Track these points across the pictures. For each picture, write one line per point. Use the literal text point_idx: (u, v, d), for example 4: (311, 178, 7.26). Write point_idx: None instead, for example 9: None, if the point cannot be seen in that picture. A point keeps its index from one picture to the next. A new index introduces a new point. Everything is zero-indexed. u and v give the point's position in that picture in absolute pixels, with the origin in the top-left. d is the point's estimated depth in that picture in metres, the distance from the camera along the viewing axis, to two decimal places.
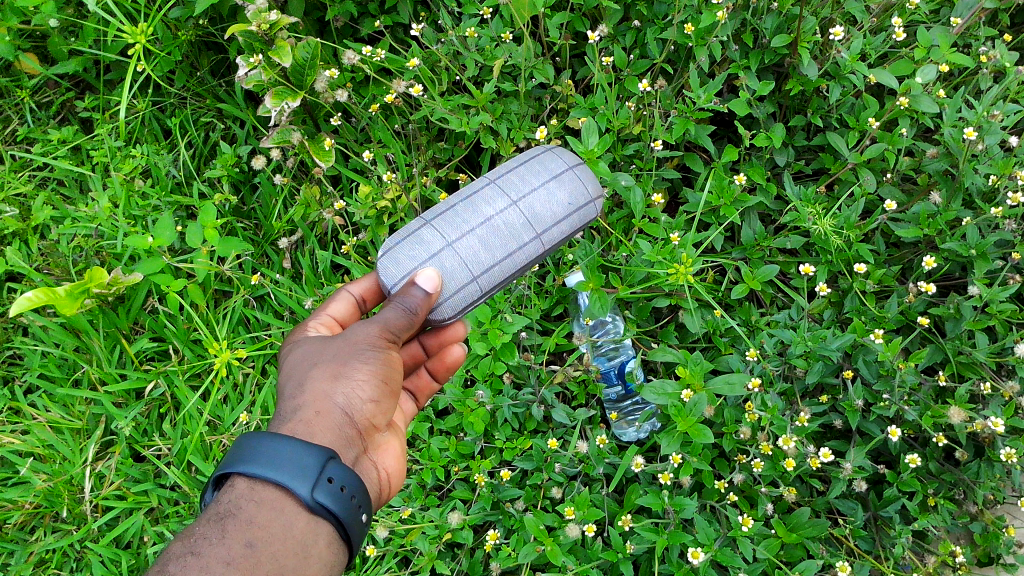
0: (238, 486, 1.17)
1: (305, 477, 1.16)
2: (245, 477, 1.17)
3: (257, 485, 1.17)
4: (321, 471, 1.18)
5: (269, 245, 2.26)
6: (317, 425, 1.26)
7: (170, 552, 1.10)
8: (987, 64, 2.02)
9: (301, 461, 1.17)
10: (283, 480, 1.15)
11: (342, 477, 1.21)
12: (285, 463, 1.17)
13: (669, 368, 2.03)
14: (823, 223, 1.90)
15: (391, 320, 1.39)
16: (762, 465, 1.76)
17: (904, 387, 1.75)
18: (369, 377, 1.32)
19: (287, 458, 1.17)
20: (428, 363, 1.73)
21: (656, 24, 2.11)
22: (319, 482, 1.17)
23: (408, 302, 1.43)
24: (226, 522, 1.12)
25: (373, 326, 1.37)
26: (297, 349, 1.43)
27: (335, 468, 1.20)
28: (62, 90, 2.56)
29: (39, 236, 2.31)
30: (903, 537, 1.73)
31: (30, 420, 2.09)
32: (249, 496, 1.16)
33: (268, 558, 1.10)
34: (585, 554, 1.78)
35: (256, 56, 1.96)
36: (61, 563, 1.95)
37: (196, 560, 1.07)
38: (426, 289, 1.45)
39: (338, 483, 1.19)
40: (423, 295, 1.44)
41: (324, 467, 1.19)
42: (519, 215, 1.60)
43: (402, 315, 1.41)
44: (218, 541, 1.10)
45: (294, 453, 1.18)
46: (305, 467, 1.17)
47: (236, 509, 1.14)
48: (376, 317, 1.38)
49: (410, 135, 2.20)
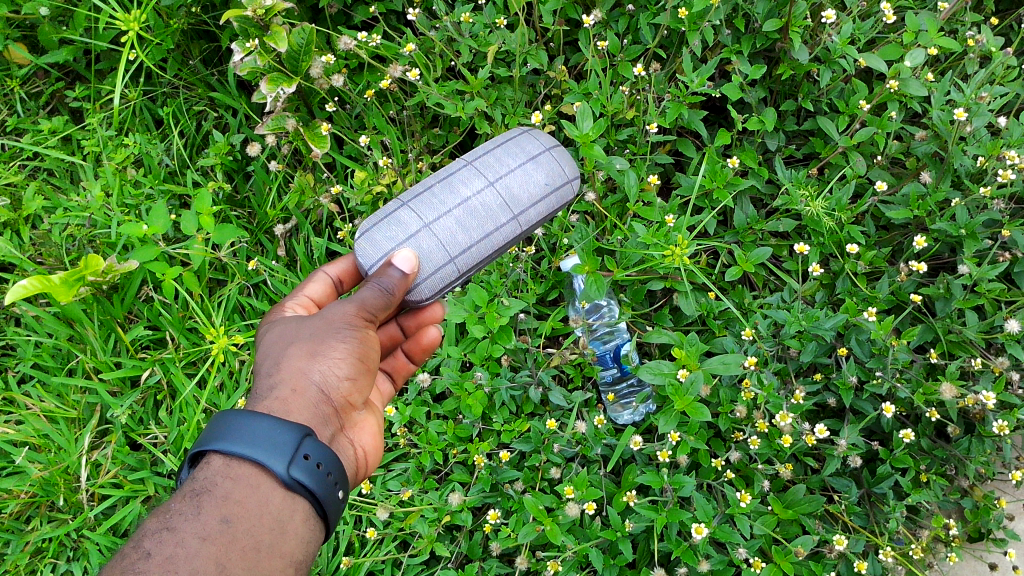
0: (214, 463, 1.17)
1: (281, 454, 1.16)
2: (221, 454, 1.17)
3: (233, 461, 1.17)
4: (297, 447, 1.18)
5: (264, 234, 2.26)
6: (293, 402, 1.26)
7: (147, 528, 1.11)
8: (974, 48, 2.05)
9: (277, 438, 1.17)
10: (259, 457, 1.15)
11: (318, 454, 1.20)
12: (261, 440, 1.16)
13: (664, 350, 2.05)
14: (815, 205, 1.93)
15: (368, 299, 1.38)
16: (758, 442, 1.79)
17: (896, 365, 1.79)
18: (346, 356, 1.31)
19: (263, 436, 1.17)
20: (406, 344, 1.74)
21: (649, 10, 2.14)
22: (295, 459, 1.17)
23: (386, 282, 1.42)
24: (201, 498, 1.12)
25: (349, 305, 1.36)
26: (274, 328, 1.43)
27: (311, 445, 1.20)
28: (52, 80, 2.55)
29: (30, 226, 2.29)
30: (897, 512, 1.76)
31: (25, 410, 2.08)
32: (225, 473, 1.16)
33: (244, 534, 1.11)
34: (585, 533, 1.79)
35: (252, 42, 1.99)
36: (58, 552, 1.95)
37: (171, 535, 1.08)
38: (403, 270, 1.45)
39: (314, 461, 1.19)
40: (400, 276, 1.44)
41: (300, 444, 1.18)
42: (496, 196, 1.61)
43: (380, 295, 1.40)
44: (193, 517, 1.11)
45: (269, 430, 1.18)
46: (281, 444, 1.17)
47: (211, 485, 1.14)
48: (352, 296, 1.38)
49: (406, 122, 2.21)
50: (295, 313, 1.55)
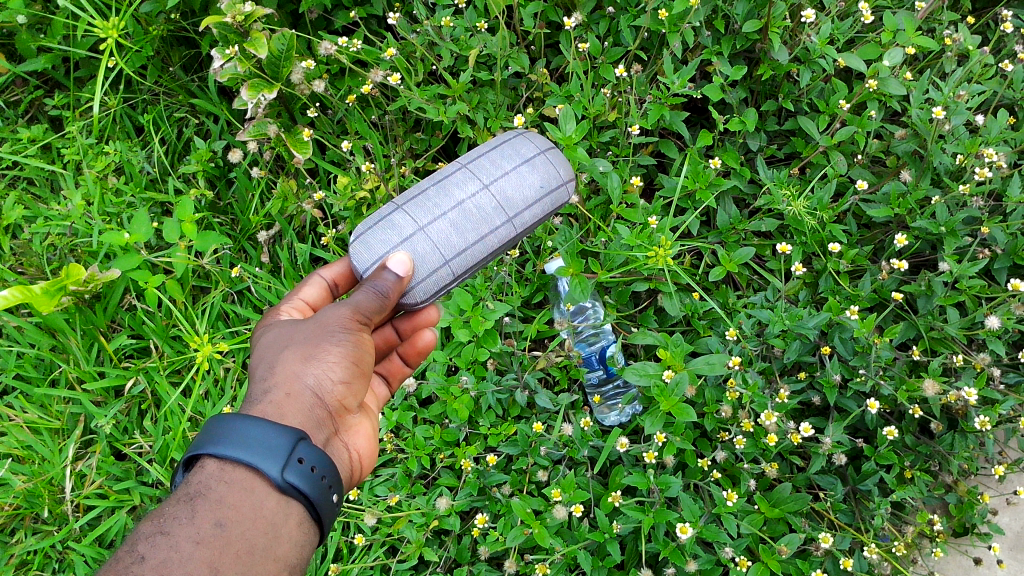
0: (208, 467, 1.16)
1: (275, 457, 1.15)
2: (215, 458, 1.16)
3: (227, 465, 1.16)
4: (292, 451, 1.17)
5: (247, 240, 2.25)
6: (287, 406, 1.25)
7: (140, 532, 1.09)
8: (951, 47, 2.07)
9: (272, 442, 1.17)
10: (253, 460, 1.14)
11: (313, 457, 1.20)
12: (255, 444, 1.16)
13: (649, 351, 2.06)
14: (797, 204, 1.93)
15: (363, 302, 1.38)
16: (744, 442, 1.79)
17: (879, 362, 1.81)
18: (340, 359, 1.31)
19: (257, 439, 1.16)
20: (400, 347, 1.74)
21: (629, 12, 2.14)
22: (290, 462, 1.17)
23: (380, 285, 1.43)
24: (195, 502, 1.11)
25: (344, 309, 1.36)
26: (269, 331, 1.42)
27: (305, 449, 1.19)
28: (31, 88, 2.53)
29: (10, 235, 2.27)
30: (881, 508, 1.77)
31: (8, 422, 2.06)
32: (219, 477, 1.15)
33: (238, 538, 1.10)
34: (572, 535, 1.79)
35: (232, 48, 1.96)
36: (43, 564, 1.93)
37: (165, 539, 1.07)
38: (398, 273, 1.45)
39: (308, 464, 1.19)
40: (394, 279, 1.44)
41: (294, 448, 1.18)
42: (490, 198, 1.61)
43: (374, 298, 1.41)
44: (187, 521, 1.09)
45: (264, 434, 1.17)
46: (276, 447, 1.16)
47: (205, 489, 1.13)
48: (347, 299, 1.38)
49: (388, 127, 2.22)
50: (290, 316, 1.54)
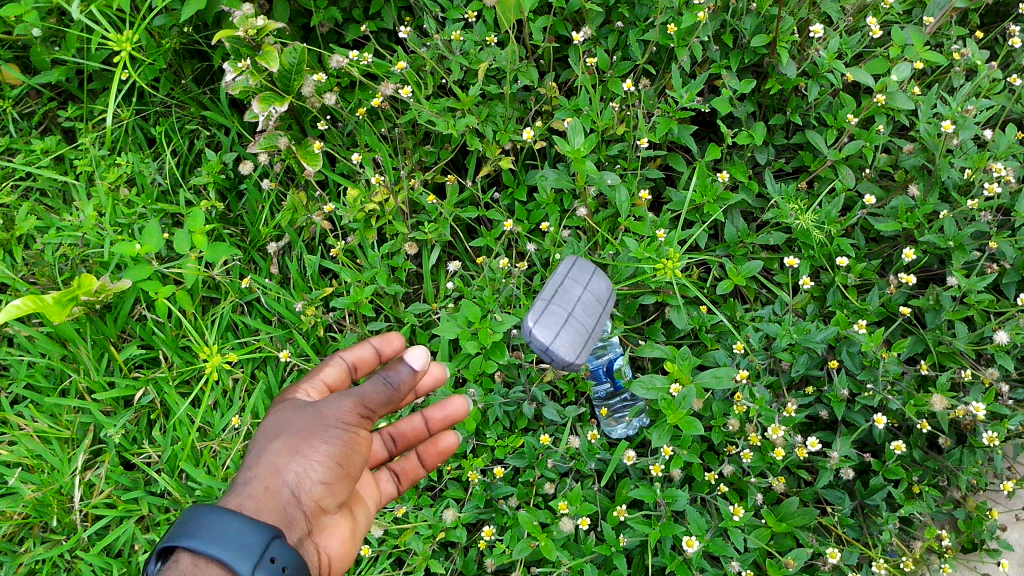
0: (181, 561, 1.17)
1: (247, 556, 1.17)
2: (189, 553, 1.18)
3: (199, 561, 1.18)
4: (264, 550, 1.19)
5: (257, 251, 2.27)
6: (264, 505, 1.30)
7: None
8: (959, 62, 2.09)
9: (247, 540, 1.19)
10: (225, 558, 1.16)
11: (285, 557, 1.21)
12: (229, 540, 1.17)
13: (656, 364, 2.06)
14: (804, 218, 1.94)
15: (368, 394, 1.39)
16: (751, 456, 1.78)
17: (887, 377, 1.80)
18: (326, 458, 1.35)
19: (232, 536, 1.18)
20: (421, 446, 1.78)
21: (639, 26, 2.17)
22: (261, 561, 1.18)
23: (392, 376, 1.41)
24: None
25: (347, 403, 1.38)
26: (271, 414, 1.47)
27: (279, 547, 1.21)
28: (44, 101, 2.56)
29: (23, 245, 2.29)
30: (890, 523, 1.76)
31: (18, 431, 2.07)
32: (190, 572, 1.16)
33: None
34: (579, 549, 1.78)
35: (243, 61, 1.97)
36: (52, 573, 1.95)
37: None
38: (414, 366, 1.41)
39: (280, 564, 1.20)
40: (409, 372, 1.42)
41: (268, 547, 1.20)
42: (598, 292, 1.75)
43: (383, 390, 1.40)
44: None
45: (239, 530, 1.19)
46: (249, 546, 1.18)
47: None
48: (353, 389, 1.40)
49: (398, 139, 2.26)
50: (308, 397, 1.53)
